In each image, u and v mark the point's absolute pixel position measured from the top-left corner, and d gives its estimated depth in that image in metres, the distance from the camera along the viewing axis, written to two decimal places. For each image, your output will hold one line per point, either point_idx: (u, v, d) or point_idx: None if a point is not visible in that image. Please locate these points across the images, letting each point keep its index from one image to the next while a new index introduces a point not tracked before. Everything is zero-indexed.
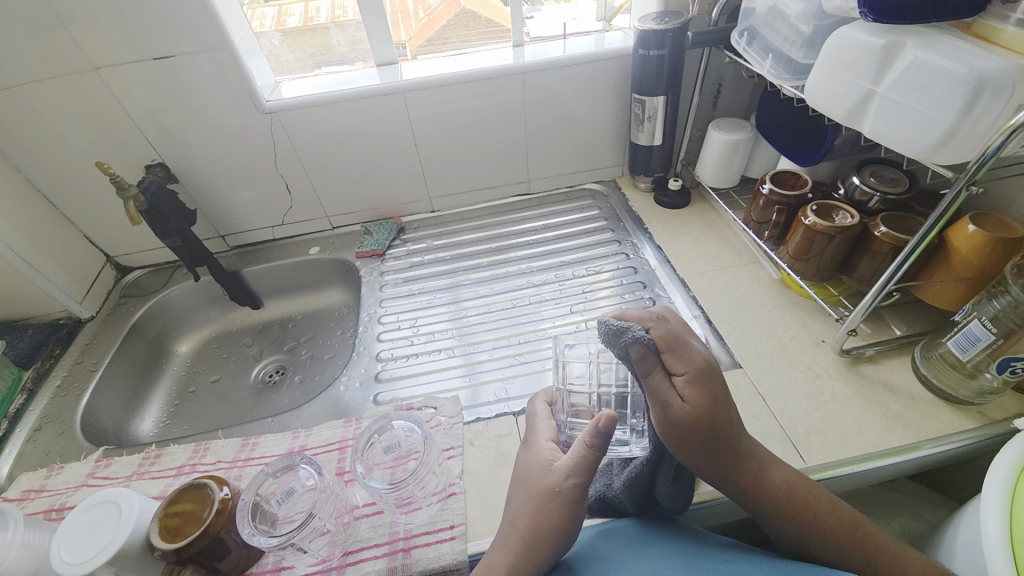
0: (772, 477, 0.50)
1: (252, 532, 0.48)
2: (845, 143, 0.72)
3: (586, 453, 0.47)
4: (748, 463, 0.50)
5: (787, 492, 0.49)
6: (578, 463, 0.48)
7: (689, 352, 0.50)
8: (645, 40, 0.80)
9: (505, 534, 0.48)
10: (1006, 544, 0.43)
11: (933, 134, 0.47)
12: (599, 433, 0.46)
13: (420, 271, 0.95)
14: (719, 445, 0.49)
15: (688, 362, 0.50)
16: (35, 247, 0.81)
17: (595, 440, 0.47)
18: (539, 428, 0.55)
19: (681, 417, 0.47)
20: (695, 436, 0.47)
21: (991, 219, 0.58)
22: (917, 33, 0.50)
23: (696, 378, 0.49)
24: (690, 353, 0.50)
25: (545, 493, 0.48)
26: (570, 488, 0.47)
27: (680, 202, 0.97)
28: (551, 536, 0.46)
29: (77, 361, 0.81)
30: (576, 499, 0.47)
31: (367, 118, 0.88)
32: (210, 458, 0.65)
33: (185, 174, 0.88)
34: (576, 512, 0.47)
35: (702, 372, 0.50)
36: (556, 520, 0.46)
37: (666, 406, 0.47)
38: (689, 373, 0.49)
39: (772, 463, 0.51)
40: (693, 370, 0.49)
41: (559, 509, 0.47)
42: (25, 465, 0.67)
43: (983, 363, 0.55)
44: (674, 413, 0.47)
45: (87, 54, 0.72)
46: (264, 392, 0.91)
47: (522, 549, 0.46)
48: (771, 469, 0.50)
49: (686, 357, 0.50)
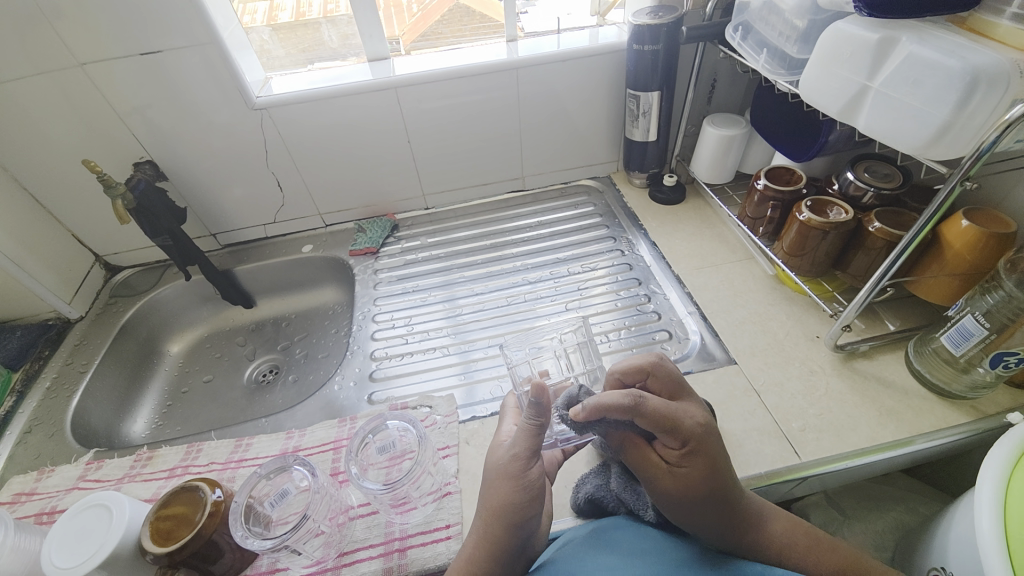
0: (772, 529, 0.47)
1: (245, 534, 0.47)
2: (839, 139, 0.71)
3: (528, 425, 0.49)
4: (750, 516, 0.47)
5: (788, 544, 0.47)
6: (520, 435, 0.49)
7: (684, 426, 0.45)
8: (639, 35, 0.79)
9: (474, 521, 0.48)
10: (1000, 541, 0.43)
11: (928, 129, 0.47)
12: (533, 403, 0.47)
13: (415, 269, 0.94)
14: (726, 511, 0.45)
15: (683, 438, 0.45)
16: (22, 248, 0.80)
17: (529, 411, 0.48)
18: (505, 411, 0.55)
19: (661, 487, 0.46)
20: (688, 509, 0.45)
21: (983, 214, 0.59)
22: (911, 27, 0.49)
23: (684, 453, 0.45)
24: (682, 428, 0.45)
25: (495, 470, 0.49)
26: (511, 458, 0.48)
27: (675, 198, 0.97)
28: (503, 510, 0.46)
29: (66, 363, 0.80)
30: (519, 469, 0.48)
31: (361, 114, 0.87)
32: (203, 460, 0.64)
33: (174, 172, 0.87)
34: (522, 485, 0.47)
35: (696, 447, 0.45)
36: (507, 496, 0.47)
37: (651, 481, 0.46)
38: (678, 446, 0.45)
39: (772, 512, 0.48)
40: (682, 444, 0.45)
41: (510, 486, 0.47)
42: (15, 469, 0.66)
43: (976, 358, 0.55)
44: (653, 483, 0.46)
45: (73, 50, 0.70)
46: (257, 391, 0.90)
47: (492, 524, 0.46)
48: (772, 523, 0.47)
49: (678, 434, 0.45)
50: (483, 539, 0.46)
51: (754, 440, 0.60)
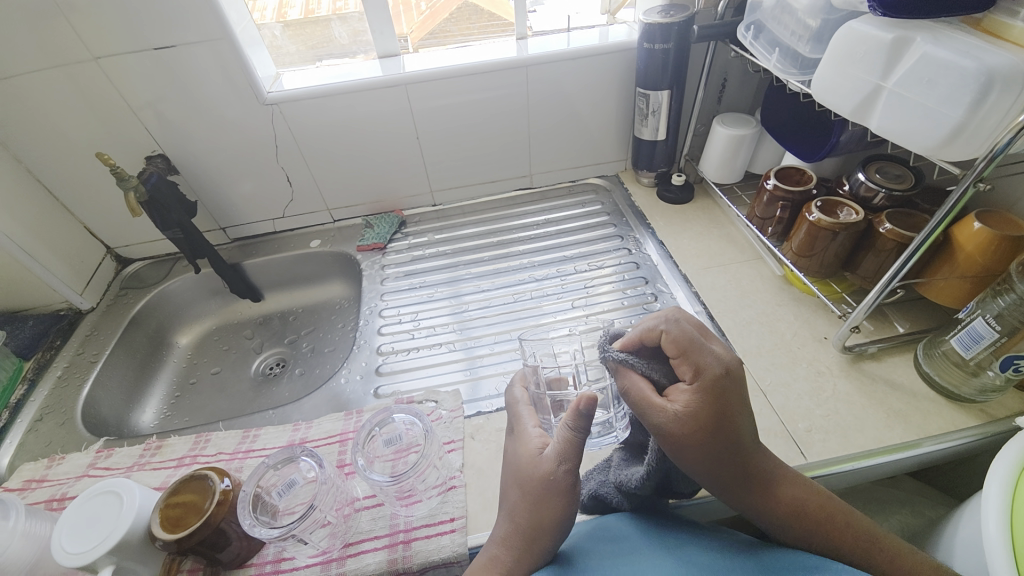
0: (783, 493, 0.44)
1: (253, 523, 0.48)
2: (850, 139, 0.71)
3: (568, 435, 0.45)
4: (761, 473, 0.44)
5: (795, 509, 0.44)
6: (564, 446, 0.45)
7: (703, 357, 0.43)
8: (650, 33, 0.79)
9: (508, 530, 0.46)
10: (1007, 545, 0.43)
11: (941, 130, 0.47)
12: (580, 414, 0.44)
13: (422, 265, 0.94)
14: (734, 461, 0.43)
15: (697, 370, 0.43)
16: (37, 239, 0.81)
17: (574, 422, 0.44)
18: (523, 416, 0.53)
19: (668, 429, 0.42)
20: (698, 455, 0.42)
21: (996, 216, 0.58)
22: (925, 27, 0.49)
23: (699, 387, 0.42)
24: (702, 360, 0.43)
25: (541, 484, 0.45)
26: (564, 474, 0.45)
27: (683, 197, 0.96)
28: (550, 526, 0.44)
29: (78, 353, 0.81)
30: (570, 484, 0.45)
31: (370, 111, 0.87)
32: (211, 450, 0.65)
33: (186, 166, 0.88)
34: (572, 499, 0.45)
35: (713, 380, 0.42)
36: (556, 514, 0.44)
37: (654, 417, 0.43)
38: (692, 382, 0.43)
39: (786, 476, 0.45)
40: (698, 378, 0.43)
41: (562, 500, 0.44)
42: (26, 456, 0.67)
43: (986, 361, 0.55)
44: (660, 426, 0.42)
45: (88, 43, 0.71)
46: (264, 384, 0.91)
47: (538, 540, 0.44)
48: (783, 484, 0.45)
49: (696, 365, 0.43)
50: (520, 556, 0.44)
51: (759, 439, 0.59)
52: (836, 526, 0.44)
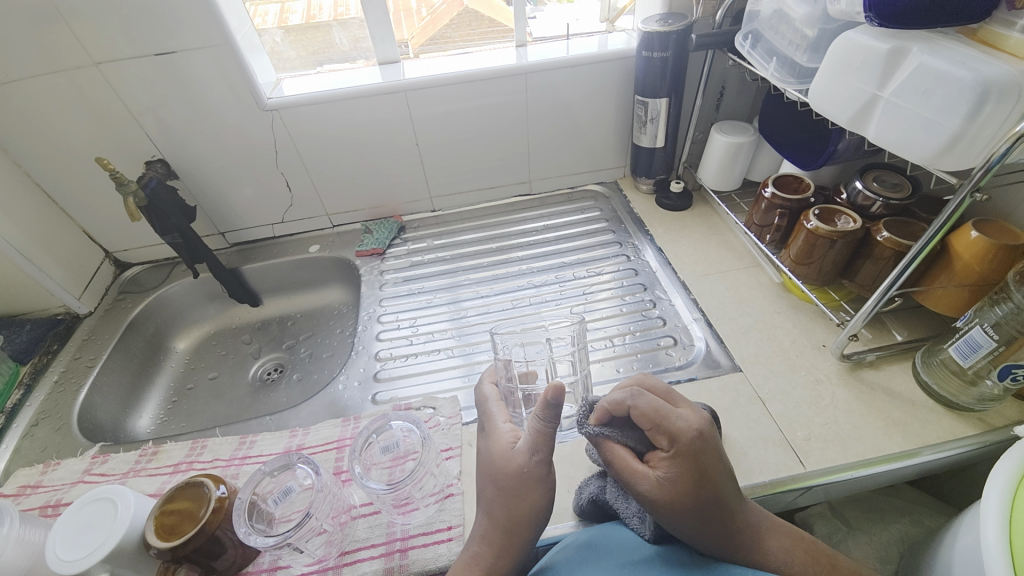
0: (769, 545, 0.43)
1: (249, 531, 0.47)
2: (848, 147, 0.71)
3: (539, 428, 0.46)
4: (744, 530, 0.43)
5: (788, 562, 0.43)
6: (536, 438, 0.46)
7: (674, 424, 0.43)
8: (648, 42, 0.79)
9: (488, 526, 0.46)
10: (1006, 556, 0.43)
11: (938, 139, 0.47)
12: (547, 406, 0.44)
13: (421, 271, 0.94)
14: (722, 519, 0.42)
15: (671, 438, 0.42)
16: (35, 243, 0.81)
17: (543, 413, 0.44)
18: (493, 410, 0.53)
19: (653, 498, 0.42)
20: (687, 520, 0.42)
21: (994, 225, 0.58)
22: (922, 38, 0.50)
23: (675, 455, 0.42)
24: (674, 428, 0.42)
25: (517, 476, 0.46)
26: (537, 464, 0.46)
27: (681, 204, 0.97)
28: (529, 514, 0.45)
29: (74, 357, 0.80)
30: (543, 472, 0.46)
31: (370, 117, 0.88)
32: (207, 456, 0.64)
33: (185, 170, 0.88)
34: (547, 487, 0.46)
35: (687, 447, 0.42)
36: (534, 502, 0.46)
37: (638, 489, 0.43)
38: (669, 450, 0.42)
39: (768, 526, 0.45)
40: (674, 446, 0.42)
41: (538, 489, 0.46)
42: (21, 461, 0.66)
43: (984, 370, 0.55)
44: (646, 498, 0.42)
45: (89, 49, 0.71)
46: (262, 390, 0.90)
47: (519, 530, 0.45)
48: (766, 537, 0.44)
49: (669, 434, 0.42)
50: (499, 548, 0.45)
51: (758, 448, 0.59)
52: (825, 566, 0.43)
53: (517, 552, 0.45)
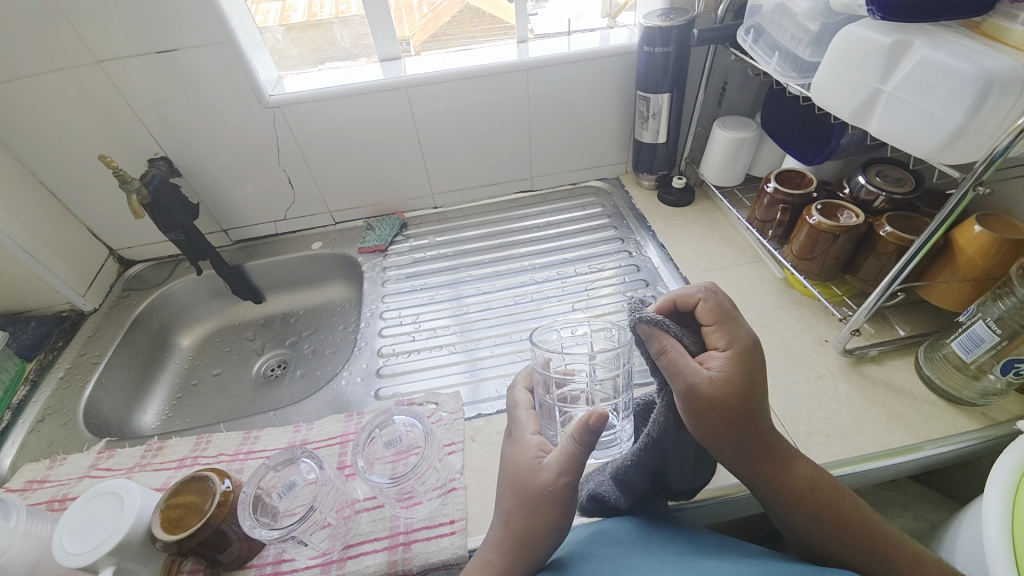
0: (797, 469, 0.47)
1: (253, 524, 0.48)
2: (850, 142, 0.70)
3: (574, 449, 0.44)
4: (777, 450, 0.46)
5: (809, 485, 0.46)
6: (567, 460, 0.44)
7: (736, 328, 0.46)
8: (650, 37, 0.79)
9: (503, 534, 0.47)
10: (1007, 547, 0.43)
11: (940, 133, 0.47)
12: (588, 430, 0.42)
13: (423, 267, 0.94)
14: (751, 431, 0.44)
15: (733, 338, 0.45)
16: (39, 239, 0.81)
17: (581, 436, 0.43)
18: (522, 423, 0.53)
19: (701, 386, 0.42)
20: (719, 417, 0.43)
21: (997, 219, 0.58)
22: (925, 32, 0.49)
23: (733, 351, 0.44)
24: (735, 331, 0.46)
25: (539, 495, 0.45)
26: (562, 486, 0.44)
27: (683, 200, 0.97)
28: (544, 533, 0.45)
29: (80, 354, 0.81)
30: (569, 497, 0.45)
31: (372, 113, 0.88)
32: (212, 451, 0.65)
33: (188, 167, 0.88)
34: (570, 510, 0.45)
35: (746, 349, 0.45)
36: (552, 522, 0.45)
37: (691, 379, 0.42)
38: (727, 348, 0.45)
39: (795, 453, 0.48)
40: (731, 345, 0.45)
41: (558, 511, 0.45)
42: (27, 456, 0.67)
43: (987, 365, 0.55)
44: (691, 384, 0.42)
45: (92, 47, 0.72)
46: (265, 386, 0.91)
47: (532, 544, 0.45)
48: (794, 461, 0.47)
49: (730, 334, 0.46)
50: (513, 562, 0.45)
51: None
52: (841, 501, 0.46)
53: (528, 565, 0.45)
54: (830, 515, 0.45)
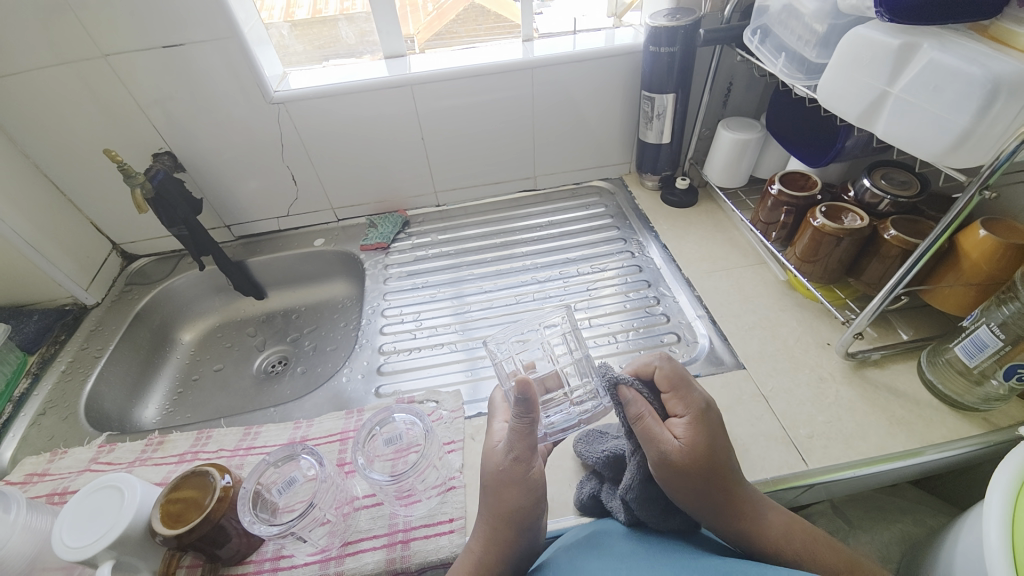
0: (773, 522, 0.47)
1: (253, 520, 0.48)
2: (856, 145, 0.70)
3: (518, 425, 0.47)
4: (750, 505, 0.47)
5: (785, 535, 0.46)
6: (513, 437, 0.48)
7: (691, 393, 0.49)
8: (656, 36, 0.79)
9: (481, 520, 0.48)
10: (1008, 554, 0.43)
11: (947, 136, 0.46)
12: (519, 400, 0.45)
13: (425, 265, 0.94)
14: (723, 492, 0.45)
15: (689, 404, 0.48)
16: (43, 233, 0.82)
17: (518, 410, 0.46)
18: (494, 409, 0.55)
19: (671, 455, 0.44)
20: (690, 482, 0.44)
21: (1002, 224, 0.58)
22: (934, 33, 0.49)
23: (691, 417, 0.47)
24: (691, 395, 0.49)
25: (495, 476, 0.47)
26: (511, 462, 0.47)
27: (687, 201, 0.96)
28: (513, 513, 0.46)
29: (82, 348, 0.81)
30: (521, 473, 0.47)
31: (376, 110, 0.88)
32: (213, 446, 0.65)
33: (192, 162, 0.88)
34: (527, 485, 0.47)
35: (702, 415, 0.48)
36: (517, 500, 0.46)
37: (662, 448, 0.45)
38: (686, 413, 0.48)
39: (769, 505, 0.48)
40: (689, 410, 0.48)
41: (516, 487, 0.46)
42: (28, 449, 0.67)
43: (990, 370, 0.55)
44: (664, 451, 0.44)
45: (97, 41, 0.72)
46: (266, 382, 0.91)
47: (501, 526, 0.46)
48: (768, 513, 0.47)
49: (686, 400, 0.49)
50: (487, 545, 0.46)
51: (760, 445, 0.59)
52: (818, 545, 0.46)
53: (502, 548, 0.46)
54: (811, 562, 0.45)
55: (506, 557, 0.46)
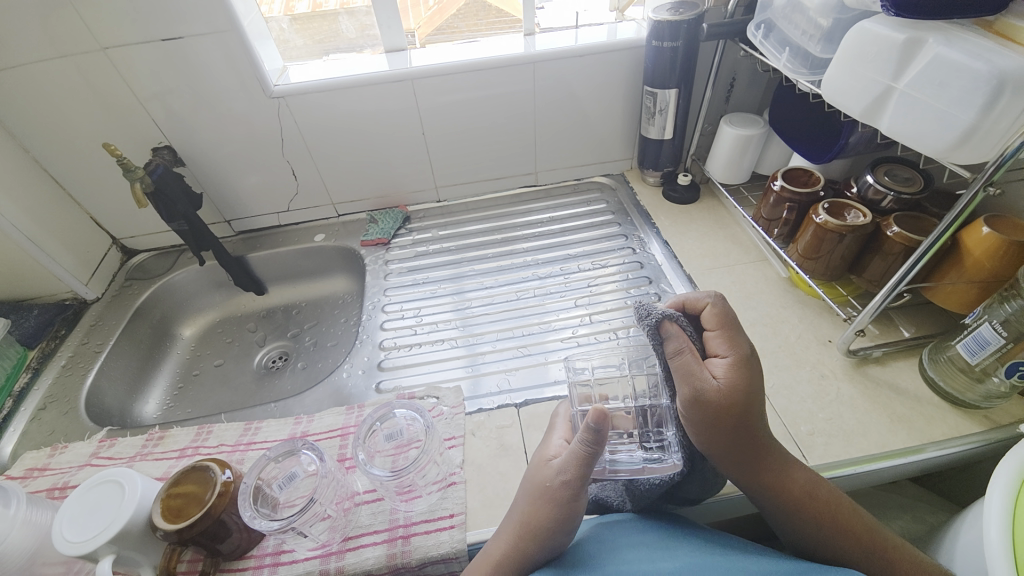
0: (793, 473, 0.48)
1: (254, 515, 0.48)
2: (860, 141, 0.69)
3: (580, 451, 0.46)
4: (774, 455, 0.48)
5: (808, 489, 0.47)
6: (571, 459, 0.47)
7: (737, 337, 0.49)
8: (658, 31, 0.78)
9: (507, 522, 0.48)
10: (1007, 549, 0.43)
11: (951, 132, 0.46)
12: (593, 429, 0.44)
13: (425, 261, 0.94)
14: (750, 435, 0.47)
15: (733, 346, 0.48)
16: (42, 227, 0.81)
17: (588, 437, 0.45)
18: (556, 426, 0.55)
19: (706, 393, 0.45)
20: (721, 420, 0.45)
21: (1004, 220, 0.57)
22: (939, 28, 0.49)
23: (735, 357, 0.47)
24: (736, 339, 0.49)
25: (540, 489, 0.47)
26: (562, 485, 0.46)
27: (688, 198, 0.96)
28: (544, 530, 0.45)
29: (82, 342, 0.81)
30: (568, 497, 0.46)
31: (377, 105, 0.87)
32: (213, 442, 0.65)
33: (192, 157, 0.88)
34: (571, 512, 0.46)
35: (744, 358, 0.48)
36: (552, 520, 0.45)
37: (697, 384, 0.45)
38: (728, 354, 0.48)
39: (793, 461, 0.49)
40: (732, 351, 0.48)
41: (558, 510, 0.46)
42: (29, 444, 0.67)
43: (991, 367, 0.55)
44: (699, 389, 0.45)
45: (97, 34, 0.71)
46: (266, 377, 0.91)
47: (524, 542, 0.45)
48: (792, 467, 0.48)
49: (731, 341, 0.48)
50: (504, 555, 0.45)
51: None
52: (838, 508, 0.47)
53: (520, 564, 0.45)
54: (831, 522, 0.46)
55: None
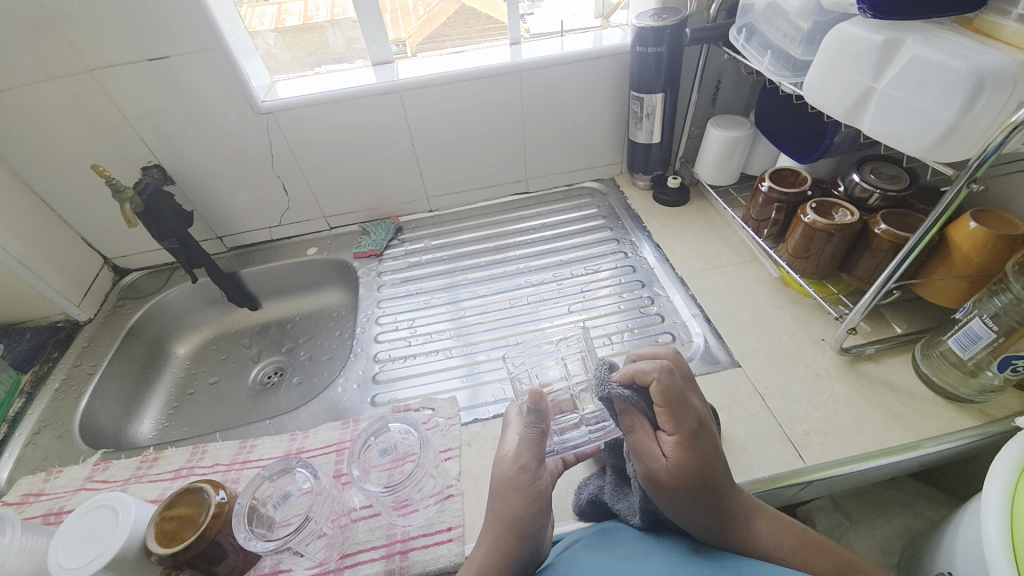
0: (759, 528, 0.45)
1: (248, 536, 0.48)
2: (844, 140, 0.70)
3: (528, 434, 0.49)
4: (739, 513, 0.45)
5: (775, 544, 0.45)
6: (523, 444, 0.49)
7: (684, 411, 0.45)
8: (642, 37, 0.79)
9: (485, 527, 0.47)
10: (1006, 544, 0.43)
11: (933, 131, 0.46)
12: (532, 410, 0.47)
13: (418, 272, 0.94)
14: (712, 503, 0.44)
15: (678, 423, 0.44)
16: (33, 251, 0.81)
17: (529, 417, 0.48)
18: (510, 421, 0.54)
19: (655, 476, 0.43)
20: (678, 498, 0.43)
21: (991, 215, 0.58)
22: (917, 29, 0.49)
23: (680, 437, 0.44)
24: (682, 414, 0.45)
25: (503, 481, 0.48)
26: (519, 471, 0.48)
27: (678, 199, 0.96)
28: (518, 521, 0.46)
29: (75, 364, 0.81)
30: (527, 481, 0.47)
31: (367, 117, 0.87)
32: (208, 461, 0.64)
33: (181, 175, 0.88)
34: (534, 493, 0.47)
35: (690, 435, 0.44)
36: (521, 507, 0.46)
37: (648, 467, 0.44)
38: (674, 433, 0.44)
39: (758, 512, 0.46)
40: (678, 428, 0.44)
41: (521, 496, 0.46)
42: (24, 469, 0.67)
43: (984, 361, 0.55)
44: (649, 471, 0.44)
45: (83, 56, 0.71)
46: (262, 393, 0.91)
47: (504, 534, 0.46)
48: (758, 522, 0.46)
49: (676, 418, 0.45)
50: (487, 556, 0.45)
51: (757, 443, 0.59)
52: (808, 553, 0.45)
53: (505, 560, 0.45)
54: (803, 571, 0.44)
55: (507, 567, 0.44)
